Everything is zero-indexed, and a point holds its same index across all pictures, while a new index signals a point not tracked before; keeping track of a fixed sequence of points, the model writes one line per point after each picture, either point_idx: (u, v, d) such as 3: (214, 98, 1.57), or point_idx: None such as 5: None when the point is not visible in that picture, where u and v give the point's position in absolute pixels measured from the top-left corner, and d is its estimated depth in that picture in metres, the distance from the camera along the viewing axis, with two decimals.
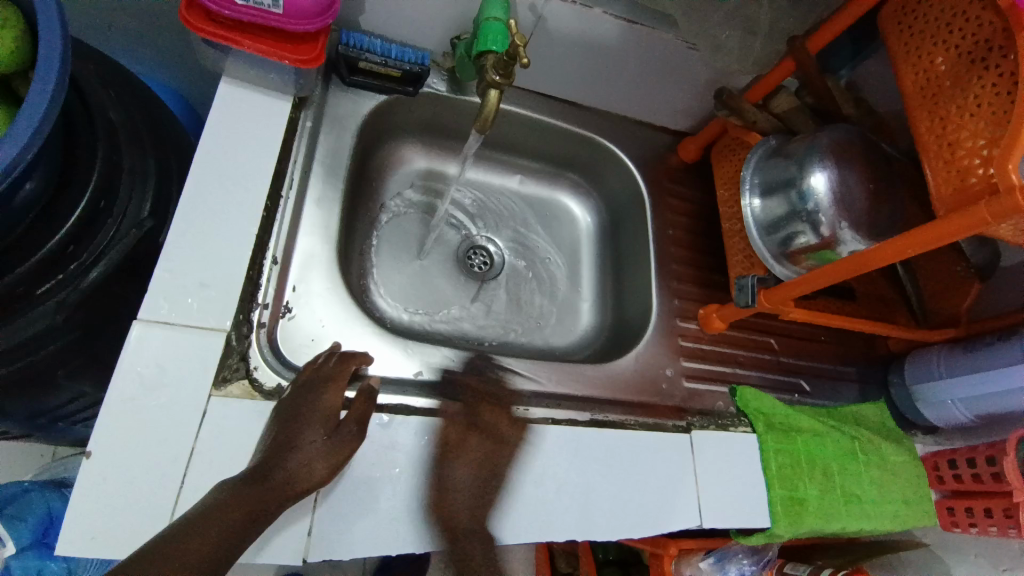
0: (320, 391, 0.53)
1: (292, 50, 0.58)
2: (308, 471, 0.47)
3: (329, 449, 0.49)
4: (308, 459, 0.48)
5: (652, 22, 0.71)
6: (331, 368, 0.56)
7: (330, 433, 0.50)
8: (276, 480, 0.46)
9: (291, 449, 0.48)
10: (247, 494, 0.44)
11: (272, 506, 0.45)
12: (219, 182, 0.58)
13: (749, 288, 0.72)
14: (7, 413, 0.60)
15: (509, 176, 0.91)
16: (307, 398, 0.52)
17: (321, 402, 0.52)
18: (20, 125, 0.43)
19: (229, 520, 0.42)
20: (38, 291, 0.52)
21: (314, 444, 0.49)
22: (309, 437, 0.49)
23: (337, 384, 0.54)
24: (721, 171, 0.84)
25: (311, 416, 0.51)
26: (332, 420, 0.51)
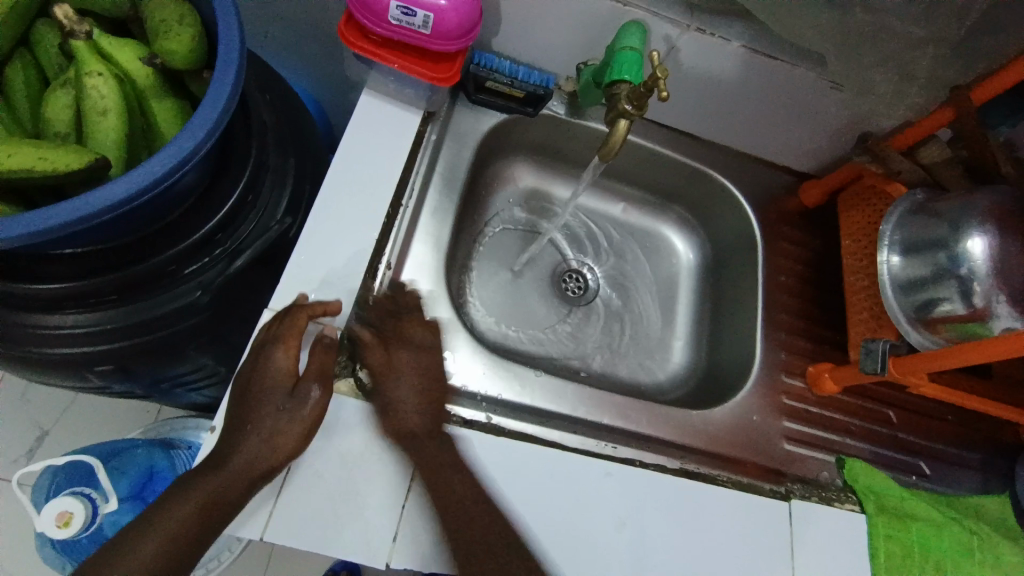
0: (271, 354, 0.51)
1: (432, 69, 0.61)
2: (271, 447, 0.48)
3: (286, 418, 0.49)
4: (267, 436, 0.48)
5: (794, 58, 0.67)
6: (282, 325, 0.52)
7: (281, 404, 0.50)
8: (233, 467, 0.48)
9: (246, 431, 0.49)
10: (206, 484, 0.47)
11: (233, 492, 0.47)
12: (348, 187, 0.61)
13: (878, 353, 0.65)
14: (136, 376, 0.63)
15: (613, 203, 0.89)
16: (261, 366, 0.51)
17: (274, 369, 0.51)
18: (202, 116, 0.48)
19: (186, 511, 0.46)
20: (185, 270, 0.58)
21: (271, 417, 0.49)
22: (267, 408, 0.49)
23: (291, 340, 0.51)
24: (848, 221, 0.78)
25: (266, 389, 0.50)
26: (287, 386, 0.50)
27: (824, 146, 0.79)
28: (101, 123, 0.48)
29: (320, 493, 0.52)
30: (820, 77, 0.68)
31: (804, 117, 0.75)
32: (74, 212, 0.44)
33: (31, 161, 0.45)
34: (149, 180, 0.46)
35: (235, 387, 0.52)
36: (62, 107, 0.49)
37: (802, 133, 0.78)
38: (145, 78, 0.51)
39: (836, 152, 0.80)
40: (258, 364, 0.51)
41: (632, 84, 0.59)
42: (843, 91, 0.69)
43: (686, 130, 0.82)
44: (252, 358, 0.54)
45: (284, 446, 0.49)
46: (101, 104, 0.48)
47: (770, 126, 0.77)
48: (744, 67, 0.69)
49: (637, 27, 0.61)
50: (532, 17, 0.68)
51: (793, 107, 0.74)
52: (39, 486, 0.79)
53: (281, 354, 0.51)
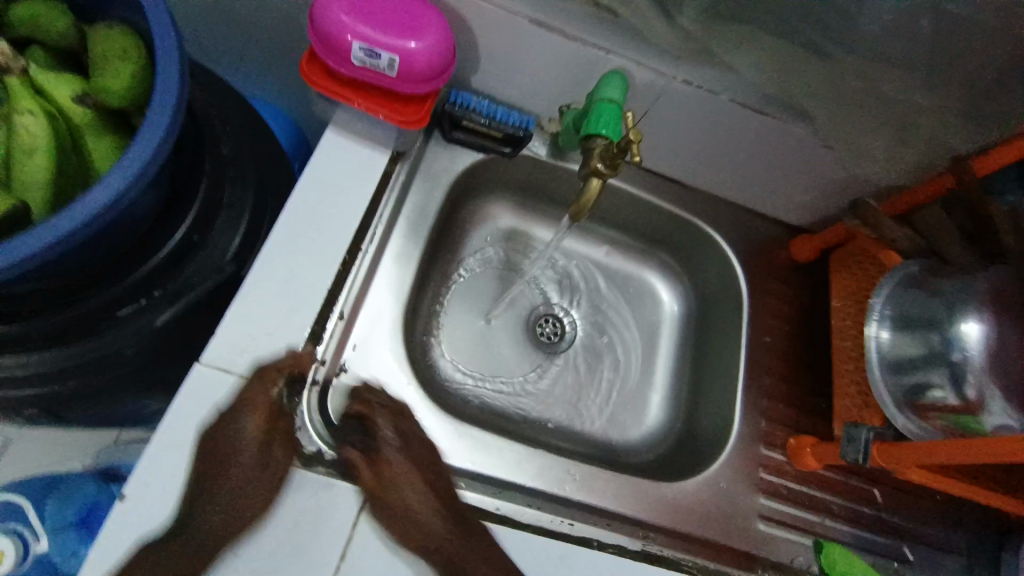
0: (241, 416, 0.50)
1: (398, 110, 0.58)
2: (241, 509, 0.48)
3: (264, 481, 0.49)
4: (240, 501, 0.48)
5: (786, 115, 0.63)
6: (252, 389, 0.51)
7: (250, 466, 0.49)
8: (207, 532, 0.47)
9: (221, 499, 0.48)
10: (181, 554, 0.46)
11: (206, 556, 0.47)
12: (301, 231, 0.58)
13: (861, 443, 0.61)
14: (75, 416, 0.60)
15: (596, 246, 0.85)
16: (230, 429, 0.50)
17: (244, 433, 0.50)
18: (132, 157, 0.45)
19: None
20: (119, 313, 0.54)
21: (248, 481, 0.49)
22: (242, 475, 0.49)
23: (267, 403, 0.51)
24: (838, 282, 0.73)
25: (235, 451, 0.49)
26: (254, 448, 0.50)
27: (819, 201, 0.75)
28: (28, 163, 0.45)
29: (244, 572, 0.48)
30: (811, 134, 0.64)
31: (798, 174, 0.71)
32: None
33: None
34: (68, 229, 0.43)
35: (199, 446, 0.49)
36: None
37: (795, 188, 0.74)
38: (81, 116, 0.48)
39: (831, 208, 0.75)
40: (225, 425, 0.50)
41: (609, 140, 0.55)
42: (838, 150, 0.65)
43: (674, 177, 0.78)
44: (176, 418, 0.49)
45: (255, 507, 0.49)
46: (29, 142, 0.45)
47: (762, 179, 0.73)
48: (734, 121, 0.64)
49: (617, 78, 0.58)
50: (511, 58, 0.64)
51: (785, 163, 0.70)
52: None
53: (252, 417, 0.50)
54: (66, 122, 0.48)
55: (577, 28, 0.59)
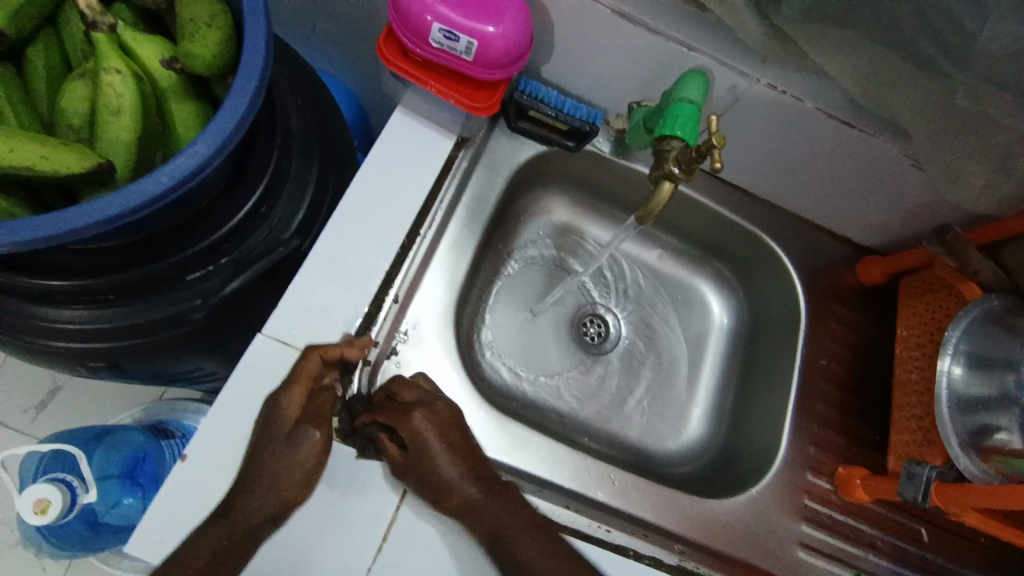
0: (280, 395, 0.47)
1: (469, 96, 0.57)
2: (274, 493, 0.45)
3: (288, 464, 0.45)
4: (270, 485, 0.45)
5: (873, 128, 0.60)
6: (293, 368, 0.49)
7: (280, 449, 0.45)
8: (239, 514, 0.44)
9: (250, 484, 0.45)
10: (212, 530, 0.43)
11: (240, 536, 0.44)
12: (364, 210, 0.58)
13: (921, 480, 0.58)
14: (133, 371, 0.62)
15: (649, 249, 0.83)
16: (270, 409, 0.47)
17: (282, 412, 0.47)
18: (210, 135, 0.46)
19: (198, 554, 0.42)
20: (187, 277, 0.56)
21: (280, 467, 0.45)
22: (275, 458, 0.45)
23: (306, 384, 0.48)
24: (907, 310, 0.69)
25: (270, 434, 0.46)
26: (287, 431, 0.46)
27: (894, 223, 0.71)
28: (112, 123, 0.46)
29: (294, 546, 0.49)
30: (902, 152, 0.61)
31: (877, 191, 0.67)
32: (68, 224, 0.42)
33: (31, 159, 0.43)
34: (141, 202, 0.44)
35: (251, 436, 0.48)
36: (79, 98, 0.48)
37: (870, 207, 0.70)
38: (168, 80, 0.49)
39: (906, 231, 0.72)
40: (267, 406, 0.47)
41: (685, 142, 0.53)
42: (927, 172, 0.62)
43: (740, 185, 0.75)
44: (235, 388, 0.50)
45: (288, 494, 0.46)
46: (115, 102, 0.46)
47: (834, 194, 0.70)
48: (815, 131, 0.61)
49: (698, 77, 0.54)
50: (587, 50, 0.62)
51: (863, 180, 0.66)
52: (26, 466, 0.81)
53: (288, 393, 0.47)
54: (151, 85, 0.49)
55: (660, 22, 0.57)
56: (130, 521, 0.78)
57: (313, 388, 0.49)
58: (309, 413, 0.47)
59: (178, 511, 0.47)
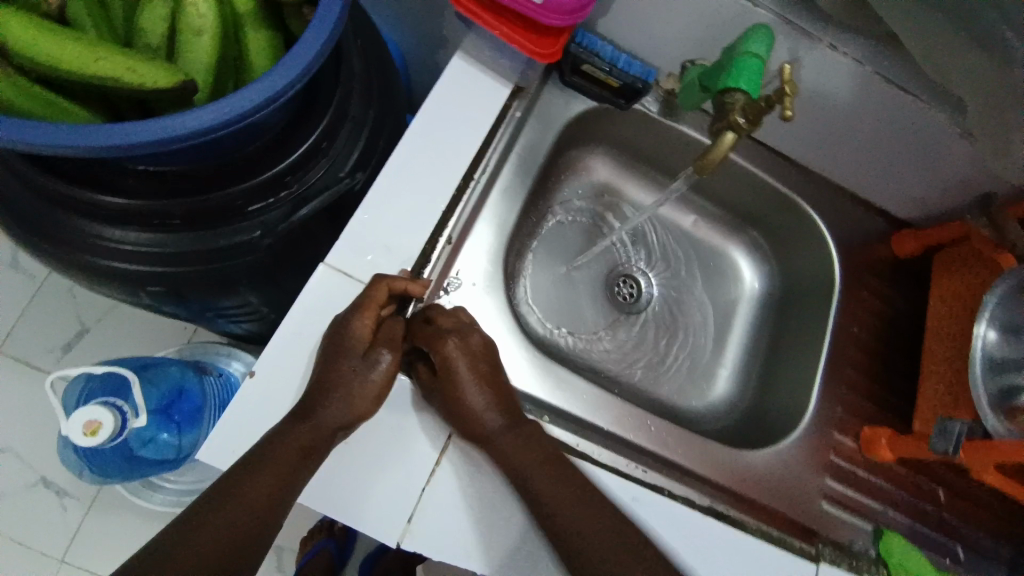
0: (352, 318, 0.49)
1: (534, 42, 0.58)
2: (351, 406, 0.47)
3: (363, 382, 0.48)
4: (347, 397, 0.47)
5: (929, 98, 0.60)
6: (362, 295, 0.51)
7: (356, 366, 0.48)
8: (320, 420, 0.47)
9: (330, 396, 0.47)
10: (295, 433, 0.46)
11: (321, 440, 0.47)
12: (425, 151, 0.59)
13: (953, 435, 0.61)
14: (186, 302, 0.63)
15: (683, 215, 0.84)
16: (340, 330, 0.49)
17: (353, 334, 0.49)
18: (301, 53, 0.46)
19: (286, 452, 0.45)
20: (250, 208, 0.56)
21: (355, 383, 0.48)
22: (351, 375, 0.48)
23: (375, 309, 0.50)
24: (940, 281, 0.71)
25: (344, 351, 0.48)
26: (361, 350, 0.49)
27: (933, 196, 0.73)
28: (195, 43, 0.47)
29: (350, 464, 0.50)
30: (953, 123, 0.62)
31: (920, 162, 0.69)
32: (164, 131, 0.44)
33: (120, 71, 0.44)
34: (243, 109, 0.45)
35: (317, 350, 0.51)
36: (159, 19, 0.48)
37: (910, 179, 0.72)
38: (244, 5, 0.49)
39: (943, 205, 0.73)
40: (338, 327, 0.49)
41: (749, 96, 0.54)
42: (977, 142, 0.63)
43: (783, 152, 0.76)
44: (302, 310, 0.52)
45: (363, 407, 0.48)
46: (199, 23, 0.47)
47: (878, 162, 0.71)
48: (875, 96, 0.62)
49: (765, 33, 0.55)
50: (649, 4, 0.63)
51: (908, 149, 0.67)
52: (70, 391, 0.81)
53: (360, 317, 0.49)
54: (230, 9, 0.49)
55: None
56: (167, 455, 0.81)
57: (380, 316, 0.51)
58: (379, 337, 0.50)
59: (245, 421, 0.49)
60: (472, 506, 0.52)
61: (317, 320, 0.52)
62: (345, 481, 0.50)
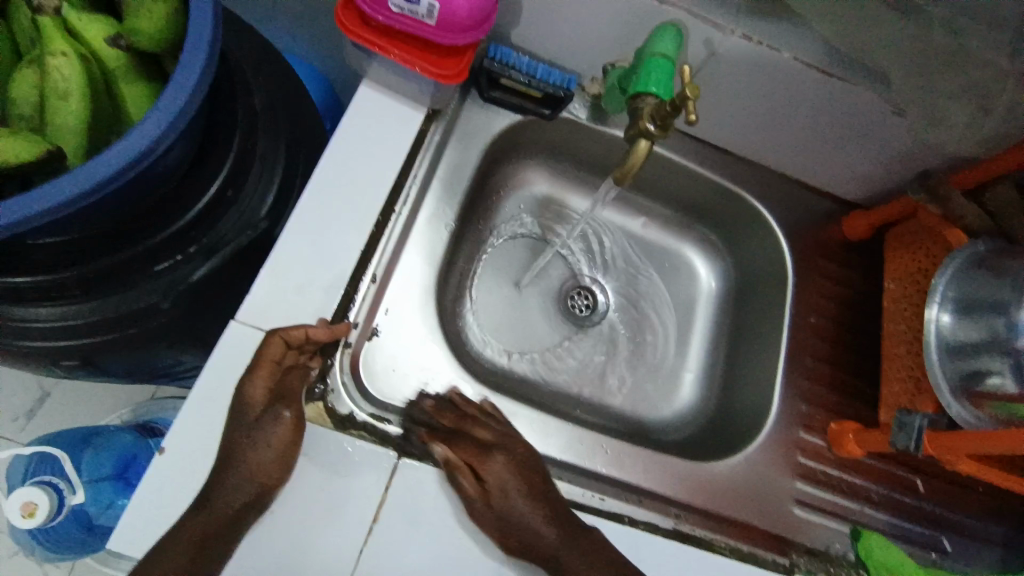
0: (244, 381, 0.47)
1: (436, 62, 0.55)
2: (254, 478, 0.46)
3: (262, 447, 0.46)
4: (249, 470, 0.46)
5: (857, 78, 0.58)
6: (256, 352, 0.48)
7: (251, 433, 0.46)
8: (218, 503, 0.44)
9: (229, 467, 0.45)
10: (194, 524, 0.44)
11: (221, 526, 0.44)
12: (336, 190, 0.56)
13: (913, 428, 0.58)
14: (110, 369, 0.60)
15: (633, 218, 0.81)
16: (238, 394, 0.47)
17: (247, 398, 0.47)
18: (167, 99, 0.43)
19: (178, 554, 0.42)
20: (155, 268, 0.54)
21: (252, 452, 0.46)
22: (246, 443, 0.46)
23: (270, 367, 0.48)
24: (894, 262, 0.69)
25: (238, 419, 0.47)
26: (257, 413, 0.47)
27: (879, 175, 0.70)
28: (62, 108, 0.44)
29: (278, 536, 0.48)
30: (883, 100, 0.59)
31: (861, 143, 0.66)
32: (13, 214, 0.39)
33: None
34: (114, 170, 0.42)
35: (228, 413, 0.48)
36: (27, 86, 0.46)
37: (853, 160, 0.69)
38: (115, 61, 0.47)
39: (890, 183, 0.71)
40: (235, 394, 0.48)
41: (661, 99, 0.51)
42: (911, 119, 0.61)
43: (722, 145, 0.73)
44: (211, 374, 0.49)
45: (267, 477, 0.46)
46: (62, 85, 0.44)
47: (819, 146, 0.69)
48: (801, 82, 0.60)
49: (673, 31, 0.53)
50: (556, 11, 0.60)
51: (845, 130, 0.65)
52: (12, 470, 0.78)
53: (253, 376, 0.47)
54: (100, 67, 0.47)
55: None
56: None
57: (281, 369, 0.49)
58: (277, 395, 0.48)
59: (154, 504, 0.46)
60: (415, 562, 0.49)
61: (229, 382, 0.49)
62: (273, 556, 0.47)
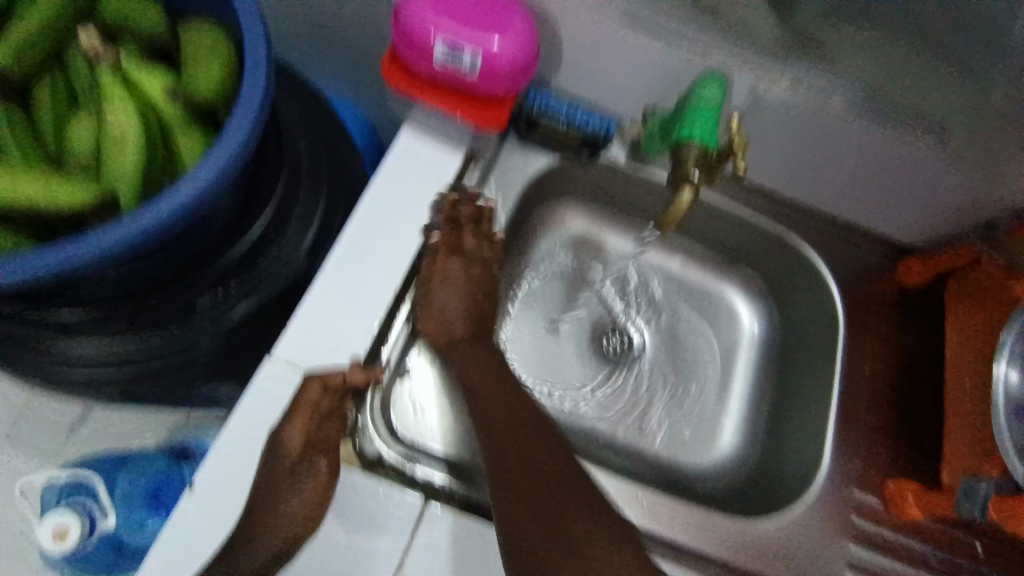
0: (284, 427, 0.48)
1: (476, 109, 0.56)
2: (281, 528, 0.46)
3: (293, 496, 0.47)
4: (278, 523, 0.46)
5: (911, 121, 0.56)
6: (296, 397, 0.49)
7: (285, 485, 0.47)
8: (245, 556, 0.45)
9: (262, 514, 0.46)
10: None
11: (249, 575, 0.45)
12: (375, 233, 0.57)
13: (981, 496, 0.55)
14: (149, 401, 0.61)
15: (671, 256, 0.79)
16: (274, 439, 0.48)
17: (284, 445, 0.47)
18: (218, 152, 0.44)
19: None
20: (198, 305, 0.55)
21: (282, 503, 0.46)
22: (280, 492, 0.47)
23: (308, 412, 0.48)
24: (954, 312, 0.65)
25: (274, 469, 0.47)
26: (291, 463, 0.47)
27: (937, 220, 0.67)
28: (118, 155, 0.47)
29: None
30: (940, 146, 0.57)
31: (915, 187, 0.63)
32: (68, 262, 0.41)
33: (40, 195, 0.44)
34: (165, 219, 0.43)
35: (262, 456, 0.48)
36: (85, 133, 0.48)
37: (907, 204, 0.66)
38: (171, 110, 0.49)
39: (949, 228, 0.67)
40: (271, 438, 0.48)
41: (704, 145, 0.51)
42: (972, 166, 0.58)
43: (766, 186, 0.71)
44: (244, 416, 0.50)
45: (294, 530, 0.47)
46: (120, 134, 0.47)
47: (870, 190, 0.66)
48: (852, 127, 0.58)
49: (717, 77, 0.52)
50: (596, 56, 0.60)
51: (897, 175, 0.62)
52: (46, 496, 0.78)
53: (290, 423, 0.48)
54: (156, 115, 0.49)
55: None
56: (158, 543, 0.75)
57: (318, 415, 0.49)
58: (313, 444, 0.48)
59: (187, 541, 0.47)
60: None
61: (264, 426, 0.50)
62: None
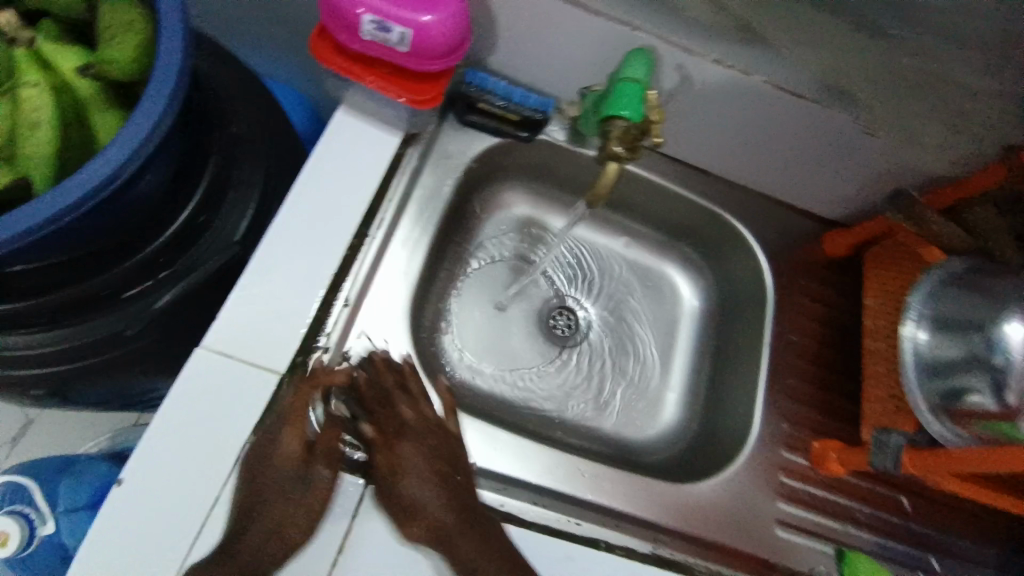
0: (281, 433, 0.49)
1: (411, 88, 0.56)
2: (282, 531, 0.47)
3: (296, 500, 0.48)
4: (272, 525, 0.47)
5: (826, 98, 0.59)
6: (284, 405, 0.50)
7: (290, 490, 0.48)
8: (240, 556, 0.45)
9: (251, 517, 0.46)
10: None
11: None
12: (309, 215, 0.56)
13: (890, 448, 0.59)
14: (85, 398, 0.59)
15: (615, 237, 0.81)
16: (265, 446, 0.48)
17: (282, 452, 0.48)
18: (133, 129, 0.43)
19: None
20: (124, 294, 0.53)
21: (286, 507, 0.48)
22: (281, 497, 0.47)
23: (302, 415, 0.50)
24: (871, 278, 0.69)
25: (270, 473, 0.48)
26: (296, 466, 0.49)
27: (858, 194, 0.71)
28: (31, 138, 0.45)
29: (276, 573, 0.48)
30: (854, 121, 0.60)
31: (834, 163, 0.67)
32: None
33: None
34: (77, 200, 0.41)
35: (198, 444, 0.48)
36: None
37: (831, 180, 0.70)
38: (88, 91, 0.47)
39: (870, 202, 0.71)
40: (252, 441, 0.48)
41: (631, 121, 0.52)
42: (883, 139, 0.61)
43: (701, 165, 0.74)
44: (173, 403, 0.49)
45: (297, 532, 0.48)
46: (32, 117, 0.45)
47: (795, 168, 0.69)
48: (773, 104, 0.60)
49: (643, 56, 0.54)
50: (530, 37, 0.61)
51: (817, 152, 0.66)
52: None
53: (288, 429, 0.49)
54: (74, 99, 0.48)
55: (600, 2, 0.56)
56: None
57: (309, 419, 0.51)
58: (310, 446, 0.50)
59: (115, 535, 0.45)
60: None
61: (195, 411, 0.49)
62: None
